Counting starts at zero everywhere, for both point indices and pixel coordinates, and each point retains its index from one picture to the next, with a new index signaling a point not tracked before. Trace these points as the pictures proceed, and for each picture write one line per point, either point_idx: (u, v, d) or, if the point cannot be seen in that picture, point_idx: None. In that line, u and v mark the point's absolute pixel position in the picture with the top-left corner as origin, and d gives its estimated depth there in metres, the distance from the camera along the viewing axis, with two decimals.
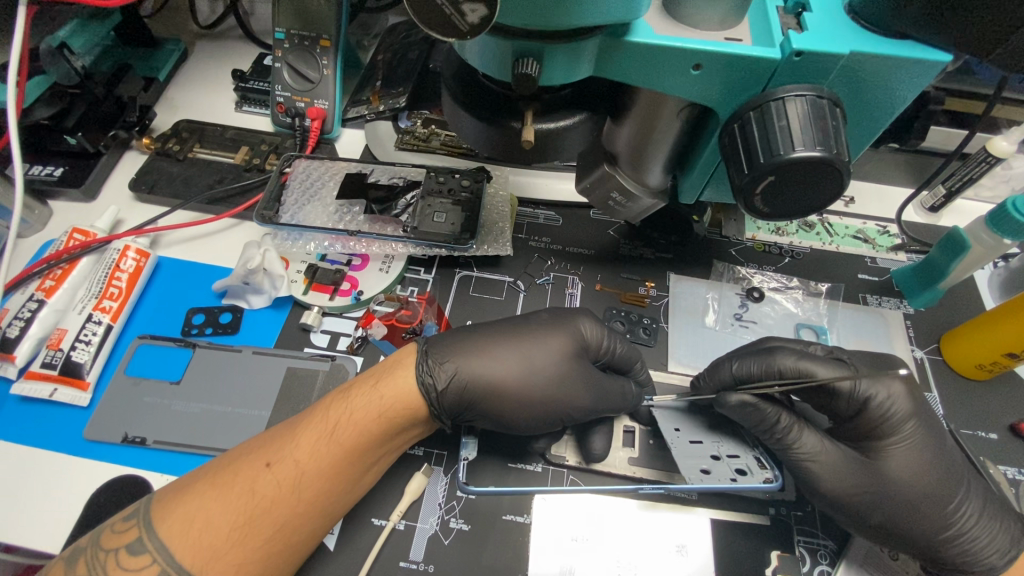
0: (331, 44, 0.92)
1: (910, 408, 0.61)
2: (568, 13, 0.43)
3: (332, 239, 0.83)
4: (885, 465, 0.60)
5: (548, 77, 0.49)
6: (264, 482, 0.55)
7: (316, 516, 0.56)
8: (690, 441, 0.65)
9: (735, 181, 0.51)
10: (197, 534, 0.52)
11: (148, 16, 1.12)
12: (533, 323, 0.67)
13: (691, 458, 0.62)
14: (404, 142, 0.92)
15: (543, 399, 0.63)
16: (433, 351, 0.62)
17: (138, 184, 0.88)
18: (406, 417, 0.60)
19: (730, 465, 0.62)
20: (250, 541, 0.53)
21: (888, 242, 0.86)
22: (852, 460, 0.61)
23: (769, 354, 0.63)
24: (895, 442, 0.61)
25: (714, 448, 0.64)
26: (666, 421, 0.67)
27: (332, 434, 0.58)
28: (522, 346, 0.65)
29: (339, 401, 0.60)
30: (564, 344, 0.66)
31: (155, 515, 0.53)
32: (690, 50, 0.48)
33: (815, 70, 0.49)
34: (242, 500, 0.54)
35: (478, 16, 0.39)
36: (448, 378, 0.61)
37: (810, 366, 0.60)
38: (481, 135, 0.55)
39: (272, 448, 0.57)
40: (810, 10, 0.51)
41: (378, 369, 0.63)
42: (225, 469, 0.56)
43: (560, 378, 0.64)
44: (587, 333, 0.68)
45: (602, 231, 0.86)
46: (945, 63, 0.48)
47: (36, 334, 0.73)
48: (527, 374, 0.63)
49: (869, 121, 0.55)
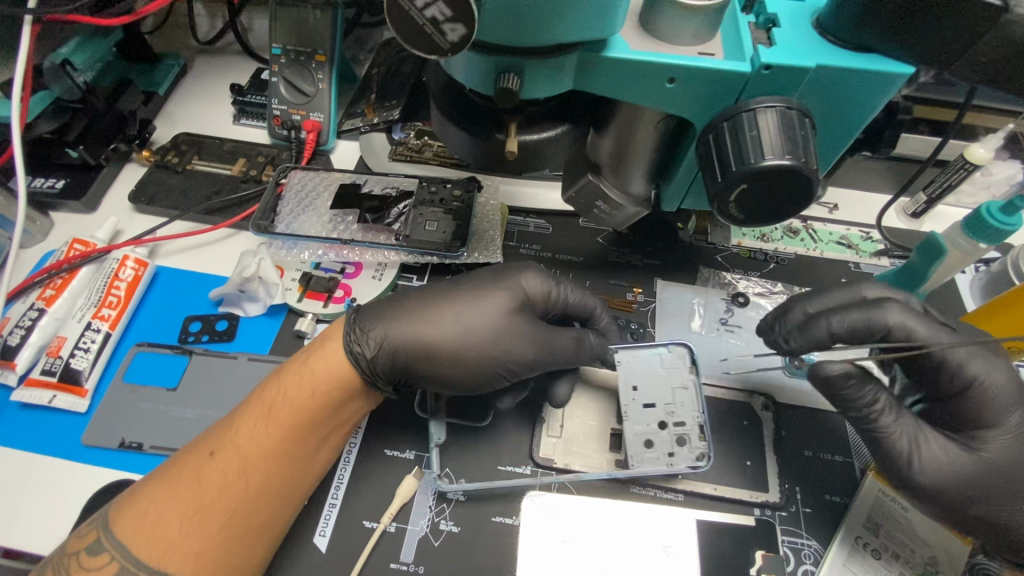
0: (326, 59, 0.95)
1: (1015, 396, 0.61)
2: (546, 30, 0.45)
3: (326, 248, 0.84)
4: (987, 453, 0.61)
5: (530, 91, 0.51)
6: (209, 469, 0.58)
7: (272, 496, 0.59)
8: (643, 405, 0.69)
9: (710, 189, 0.53)
10: (150, 529, 0.55)
11: (149, 32, 1.15)
12: (468, 284, 0.70)
13: (639, 428, 0.68)
14: (397, 153, 0.94)
15: (479, 356, 0.66)
16: (360, 320, 0.66)
17: (137, 196, 0.91)
18: (341, 388, 0.62)
19: (671, 435, 0.67)
20: (206, 526, 0.56)
21: (871, 247, 0.88)
22: (954, 447, 0.61)
23: (876, 309, 0.63)
24: (997, 431, 0.61)
25: (664, 412, 0.69)
26: (627, 378, 0.70)
27: (268, 416, 0.60)
28: (454, 308, 0.67)
29: (272, 384, 0.63)
30: (501, 302, 0.69)
31: (112, 517, 0.56)
32: (665, 64, 0.51)
33: (785, 82, 0.51)
34: (191, 491, 0.57)
35: (458, 35, 0.41)
36: (376, 345, 0.64)
37: (915, 323, 0.63)
38: (467, 146, 0.57)
39: (216, 437, 0.60)
40: (780, 25, 0.53)
41: (309, 348, 0.66)
42: (174, 464, 0.59)
43: (494, 334, 0.67)
44: (528, 287, 0.71)
45: (590, 239, 0.88)
46: (908, 75, 0.50)
47: (36, 342, 0.74)
48: (461, 331, 0.66)
49: (842, 131, 0.57)
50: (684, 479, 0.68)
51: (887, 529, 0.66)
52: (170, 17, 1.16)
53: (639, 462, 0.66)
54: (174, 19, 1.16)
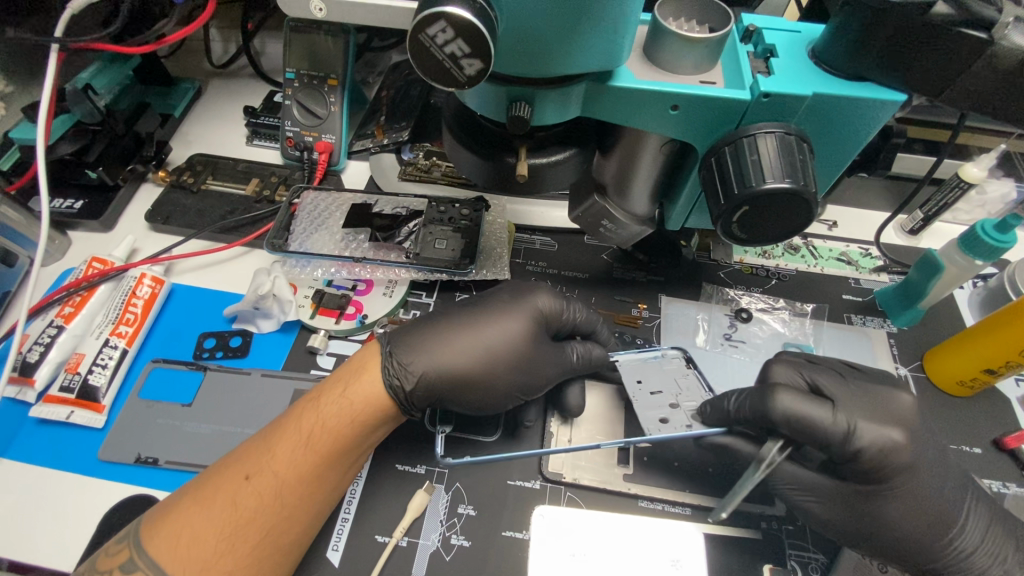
0: (338, 83, 0.98)
1: (910, 457, 0.60)
2: (556, 62, 0.48)
3: (338, 265, 0.87)
4: (882, 508, 0.62)
5: (541, 117, 0.53)
6: (244, 493, 0.58)
7: (302, 519, 0.60)
8: (651, 392, 0.69)
9: (713, 210, 0.55)
10: (185, 549, 0.56)
11: (165, 56, 1.19)
12: (492, 307, 0.72)
13: (651, 408, 0.67)
14: (407, 173, 0.98)
15: (505, 383, 0.68)
16: (396, 352, 0.66)
17: (153, 215, 0.93)
18: (376, 416, 0.64)
19: (685, 412, 0.67)
20: (239, 547, 0.57)
21: (871, 263, 0.90)
22: (846, 497, 0.63)
23: (767, 393, 0.61)
24: (895, 487, 0.61)
25: (673, 396, 0.69)
26: (629, 373, 0.71)
27: (307, 443, 0.61)
28: (482, 335, 0.69)
29: (310, 409, 0.63)
30: (522, 324, 0.71)
31: (145, 535, 0.57)
32: (669, 92, 0.53)
33: (783, 109, 0.54)
34: (226, 512, 0.57)
35: (475, 69, 0.44)
36: (415, 379, 0.64)
37: (802, 409, 0.59)
38: (478, 168, 0.60)
39: (251, 461, 0.60)
40: (777, 55, 0.56)
41: (345, 373, 0.66)
42: (205, 486, 0.59)
43: (520, 359, 0.69)
44: (544, 306, 0.73)
45: (595, 256, 0.90)
46: (899, 101, 0.53)
47: (55, 358, 0.76)
48: (489, 359, 0.68)
49: (839, 153, 0.59)
50: (691, 493, 0.70)
51: None
52: (185, 42, 1.20)
53: (657, 431, 0.64)
54: (189, 44, 1.20)
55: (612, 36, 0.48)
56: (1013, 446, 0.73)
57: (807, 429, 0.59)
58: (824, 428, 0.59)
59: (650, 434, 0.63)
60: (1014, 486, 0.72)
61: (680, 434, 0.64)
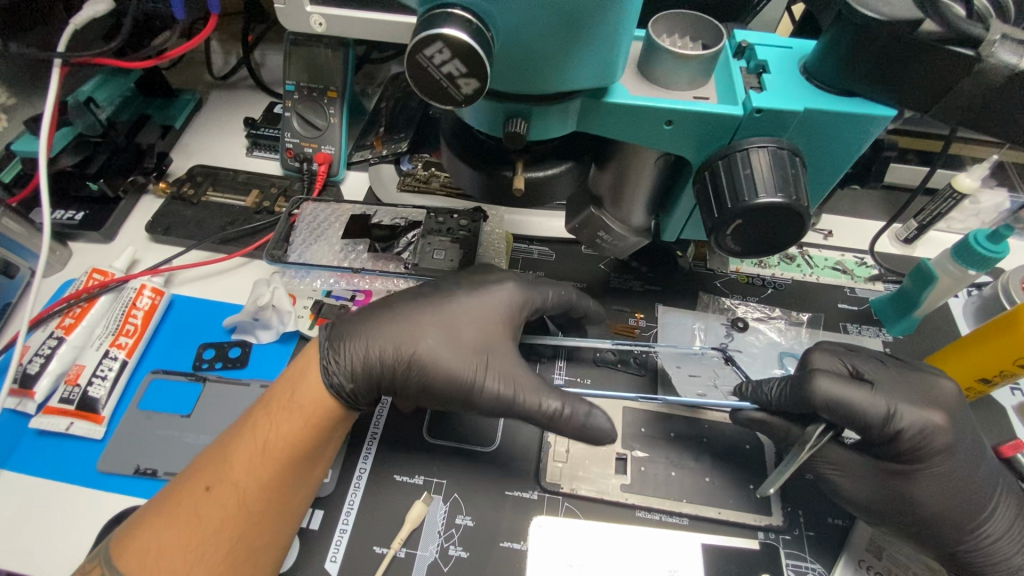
0: (338, 95, 0.99)
1: (949, 439, 0.60)
2: (551, 79, 0.48)
3: (337, 276, 0.88)
4: (914, 488, 0.61)
5: (537, 133, 0.54)
6: (206, 505, 0.59)
7: (271, 523, 0.61)
8: (688, 375, 0.77)
9: (707, 223, 0.56)
10: (155, 561, 0.57)
11: (166, 68, 1.20)
12: (439, 298, 0.68)
13: (690, 384, 0.76)
14: (406, 184, 0.98)
15: (445, 381, 0.63)
16: (335, 347, 0.65)
17: (154, 226, 0.94)
18: (329, 419, 0.63)
19: (721, 392, 0.75)
20: (210, 556, 0.58)
21: (866, 272, 0.91)
22: (879, 476, 0.63)
23: (807, 379, 0.61)
24: (930, 467, 0.61)
25: (711, 379, 0.77)
26: (670, 359, 0.79)
27: (262, 452, 0.61)
28: (424, 326, 0.65)
29: (262, 416, 0.63)
30: (473, 318, 0.67)
31: (115, 550, 0.58)
32: (663, 108, 0.54)
33: (776, 124, 0.55)
34: (192, 524, 0.59)
35: (472, 88, 0.45)
36: (352, 374, 0.63)
37: (842, 395, 0.60)
38: (475, 182, 0.60)
39: (210, 472, 0.61)
40: (769, 71, 0.57)
41: (292, 376, 0.66)
42: (169, 499, 0.60)
43: (465, 352, 0.64)
44: (505, 298, 0.69)
45: (593, 266, 0.91)
46: (890, 116, 0.54)
47: (55, 370, 0.76)
48: (428, 354, 0.64)
49: (833, 167, 0.60)
50: (689, 502, 0.70)
51: (890, 552, 0.67)
52: (186, 54, 1.21)
53: (691, 400, 0.71)
54: (191, 56, 1.21)
55: (607, 54, 0.48)
56: (1009, 455, 0.71)
57: (849, 414, 0.60)
58: (865, 414, 0.60)
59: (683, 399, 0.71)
60: None
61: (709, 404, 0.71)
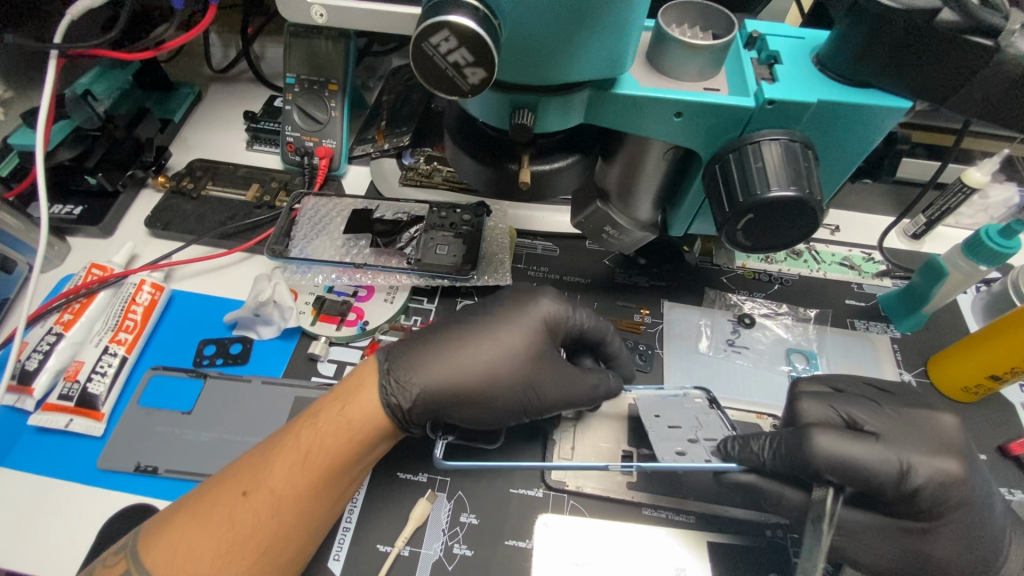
0: (339, 88, 0.98)
1: (964, 492, 0.58)
2: (558, 70, 0.47)
3: (339, 272, 0.86)
4: (931, 545, 0.59)
5: (543, 125, 0.53)
6: (241, 511, 0.57)
7: (299, 536, 0.59)
8: (668, 426, 0.69)
9: (718, 218, 0.54)
10: (180, 562, 0.55)
11: (164, 61, 1.18)
12: (493, 322, 0.68)
13: (667, 441, 0.66)
14: (408, 178, 0.98)
15: (507, 399, 0.65)
16: (394, 368, 0.63)
17: (154, 221, 0.92)
18: (376, 436, 0.62)
19: (705, 447, 0.66)
20: (238, 562, 0.56)
21: (873, 268, 0.90)
22: (895, 535, 0.61)
23: (802, 438, 0.59)
24: (946, 523, 0.59)
25: (692, 432, 0.68)
26: (647, 408, 0.71)
27: (304, 462, 0.59)
28: (485, 350, 0.66)
29: (309, 426, 0.61)
30: (526, 341, 0.68)
31: (140, 546, 0.57)
32: (673, 99, 0.53)
33: (788, 116, 0.54)
34: (222, 528, 0.57)
35: (478, 78, 0.43)
36: (413, 396, 0.62)
37: (843, 453, 0.58)
38: (479, 175, 0.59)
39: (248, 476, 0.59)
40: (782, 62, 0.56)
41: (344, 389, 0.64)
42: (202, 500, 0.58)
43: (523, 376, 0.66)
44: (548, 313, 0.70)
45: (597, 261, 0.90)
46: (905, 109, 0.53)
47: (54, 366, 0.75)
48: (491, 378, 0.65)
49: (842, 162, 0.59)
50: (695, 501, 0.69)
51: None
52: (185, 47, 1.19)
53: (673, 462, 0.64)
54: (189, 49, 1.20)
55: (614, 45, 0.47)
56: (1017, 453, 0.72)
57: (859, 473, 0.58)
58: (874, 469, 0.58)
59: (664, 463, 0.63)
60: (1020, 492, 0.71)
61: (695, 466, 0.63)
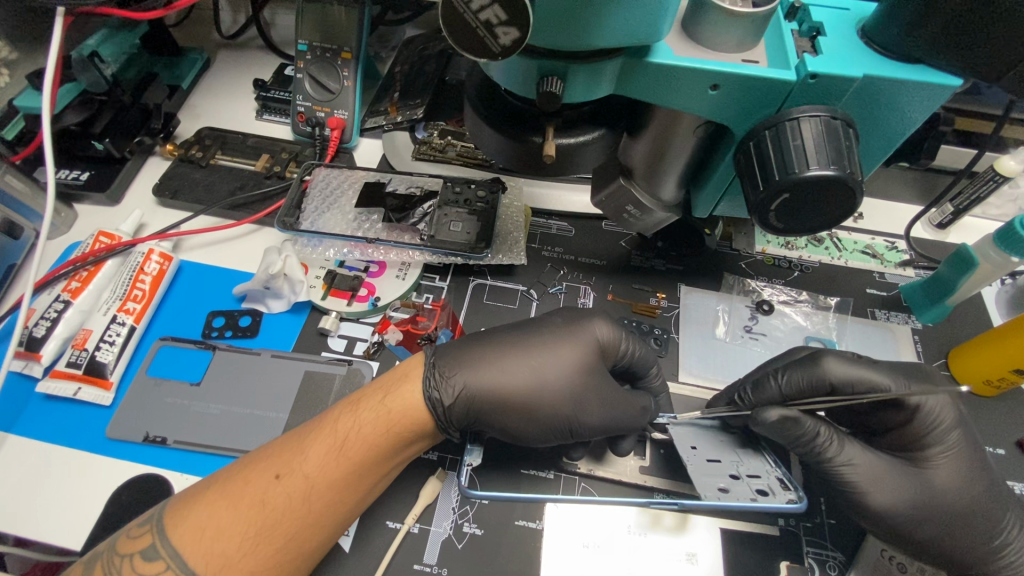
0: (352, 57, 0.95)
1: (954, 440, 0.61)
2: (591, 34, 0.45)
3: (351, 246, 0.84)
4: (933, 474, 0.60)
5: (569, 96, 0.50)
6: (274, 494, 0.55)
7: (327, 526, 0.57)
8: (706, 460, 0.62)
9: (751, 198, 0.52)
10: (208, 543, 0.53)
11: (173, 26, 1.15)
12: (545, 330, 0.66)
13: (708, 477, 0.60)
14: (421, 152, 0.93)
15: (552, 413, 0.62)
16: (440, 363, 0.62)
17: (162, 189, 0.91)
18: (414, 431, 0.60)
19: (750, 485, 0.59)
20: (266, 547, 0.54)
21: (897, 257, 0.87)
22: (901, 470, 0.61)
23: (816, 363, 0.63)
24: (941, 451, 0.61)
25: (733, 466, 0.62)
26: (683, 439, 0.65)
27: (340, 449, 0.58)
28: (535, 359, 0.64)
29: (348, 412, 0.60)
30: (578, 355, 0.65)
31: (168, 521, 0.54)
32: (711, 70, 0.50)
33: (830, 92, 0.51)
34: (253, 510, 0.55)
35: (510, 39, 0.41)
36: (455, 392, 0.60)
37: (856, 373, 0.62)
38: (501, 148, 0.57)
39: (282, 459, 0.57)
40: (825, 34, 0.53)
41: (388, 380, 0.63)
42: (233, 480, 0.56)
43: (572, 392, 0.63)
44: (602, 337, 0.67)
45: (613, 242, 0.87)
46: (955, 87, 0.50)
47: (62, 334, 0.74)
48: (539, 387, 0.62)
49: (882, 140, 0.57)
50: None
51: None
52: (193, 11, 1.15)
53: (717, 499, 0.56)
54: (197, 13, 1.16)
55: (654, 10, 0.45)
56: None
57: (865, 387, 0.61)
58: (884, 385, 0.61)
59: (707, 499, 0.55)
60: None
61: (742, 505, 0.55)
